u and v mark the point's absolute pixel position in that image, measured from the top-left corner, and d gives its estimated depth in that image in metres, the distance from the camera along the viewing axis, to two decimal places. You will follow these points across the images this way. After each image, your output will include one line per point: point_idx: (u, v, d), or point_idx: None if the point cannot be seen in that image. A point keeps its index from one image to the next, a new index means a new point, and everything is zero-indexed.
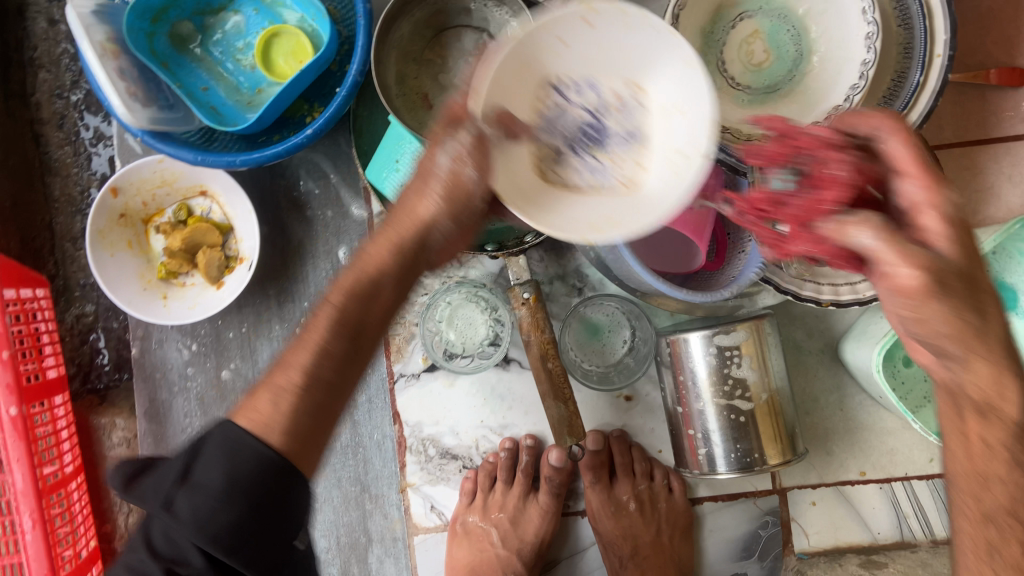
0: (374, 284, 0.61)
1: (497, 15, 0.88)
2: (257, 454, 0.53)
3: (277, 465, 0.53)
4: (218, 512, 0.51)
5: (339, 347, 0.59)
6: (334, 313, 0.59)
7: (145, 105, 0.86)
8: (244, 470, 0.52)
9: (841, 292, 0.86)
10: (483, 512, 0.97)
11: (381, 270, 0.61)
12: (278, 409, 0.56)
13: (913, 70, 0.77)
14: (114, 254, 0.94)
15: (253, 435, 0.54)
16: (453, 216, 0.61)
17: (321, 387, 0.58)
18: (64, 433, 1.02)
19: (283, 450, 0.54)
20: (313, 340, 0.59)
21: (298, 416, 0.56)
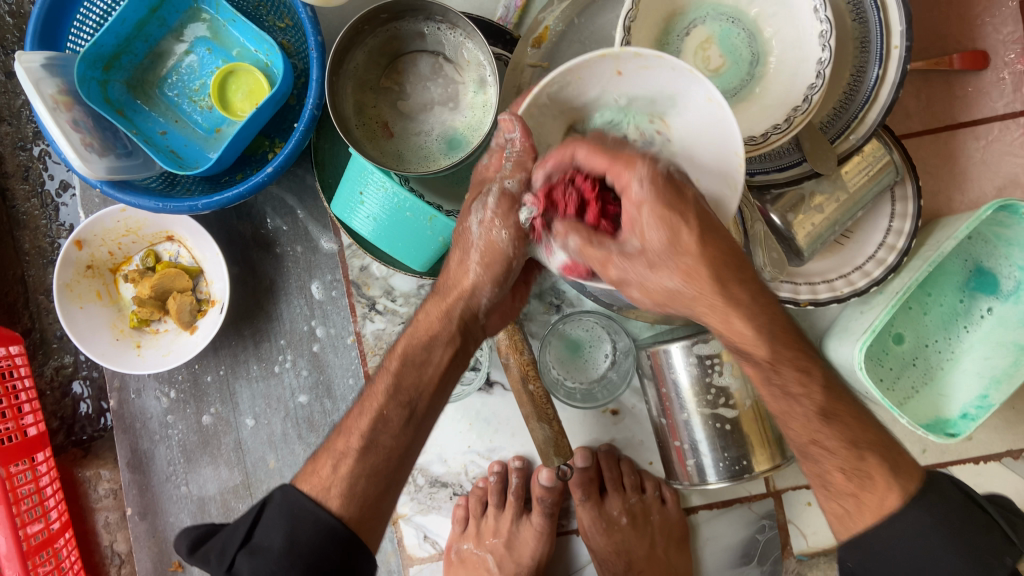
0: (424, 351, 0.73)
1: (450, 36, 0.87)
2: (318, 520, 0.63)
3: (332, 528, 0.63)
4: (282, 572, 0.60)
5: (398, 415, 0.70)
6: (392, 383, 0.71)
7: (101, 155, 0.84)
8: (305, 535, 0.62)
9: (817, 291, 0.87)
10: (477, 538, 0.95)
11: (432, 335, 0.73)
12: (338, 474, 0.66)
13: (871, 64, 0.76)
14: (83, 307, 0.93)
15: (313, 501, 0.64)
16: (494, 281, 0.74)
17: (380, 453, 0.68)
18: (48, 491, 0.99)
19: (341, 514, 0.64)
20: (373, 407, 0.70)
21: (357, 481, 0.66)
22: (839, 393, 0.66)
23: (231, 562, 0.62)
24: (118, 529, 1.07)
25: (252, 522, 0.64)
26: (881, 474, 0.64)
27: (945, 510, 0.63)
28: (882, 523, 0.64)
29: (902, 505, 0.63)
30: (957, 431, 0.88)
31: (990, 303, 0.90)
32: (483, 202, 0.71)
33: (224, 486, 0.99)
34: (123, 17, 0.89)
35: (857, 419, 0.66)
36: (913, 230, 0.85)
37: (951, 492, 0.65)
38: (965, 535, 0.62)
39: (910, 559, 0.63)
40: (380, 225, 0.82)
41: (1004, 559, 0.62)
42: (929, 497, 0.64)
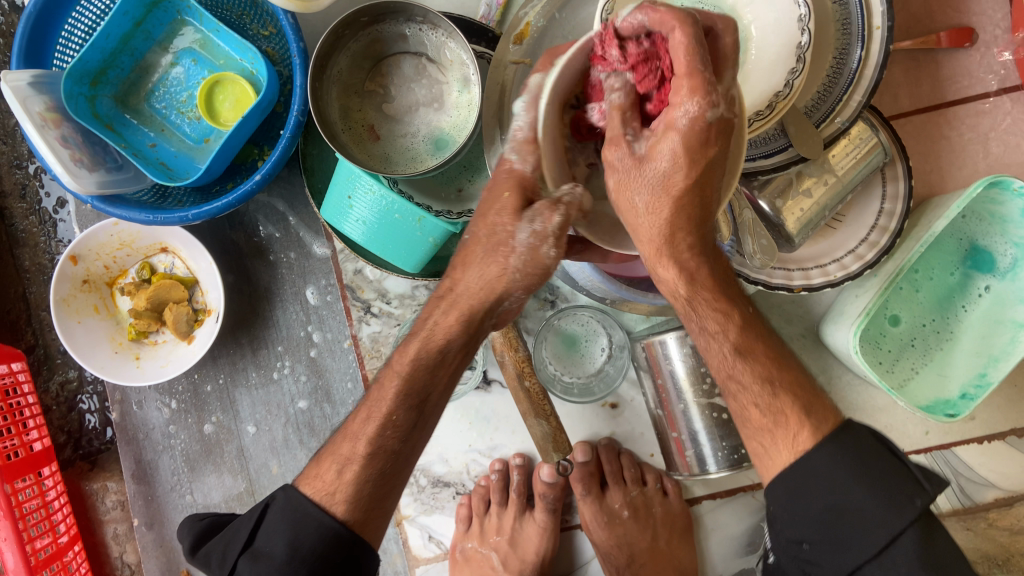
0: (441, 353, 0.67)
1: (432, 37, 0.86)
2: (322, 525, 0.65)
3: (334, 534, 0.64)
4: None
5: (406, 419, 0.67)
6: (402, 385, 0.67)
7: (91, 170, 0.85)
8: (308, 539, 0.64)
9: (811, 276, 0.86)
10: (481, 537, 0.95)
11: (450, 339, 0.66)
12: (342, 478, 0.66)
13: (854, 45, 0.76)
14: (81, 321, 0.94)
15: (317, 506, 0.66)
16: (528, 287, 0.65)
17: (383, 458, 0.67)
18: (55, 506, 1.00)
19: (346, 519, 0.65)
20: (368, 417, 0.68)
21: (361, 485, 0.66)
22: (755, 329, 0.66)
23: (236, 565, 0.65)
24: (127, 539, 1.08)
25: (255, 525, 0.67)
26: (792, 409, 0.63)
27: (858, 451, 0.61)
28: (798, 460, 0.62)
29: (813, 443, 0.62)
30: (957, 413, 0.88)
31: (988, 281, 0.89)
32: (542, 214, 0.60)
33: (228, 494, 0.99)
34: (107, 32, 0.89)
35: (770, 358, 0.66)
36: (905, 211, 0.84)
37: (865, 438, 0.62)
38: (877, 475, 0.59)
39: (823, 492, 0.60)
40: (371, 230, 0.82)
41: (914, 500, 0.58)
42: (839, 438, 0.61)
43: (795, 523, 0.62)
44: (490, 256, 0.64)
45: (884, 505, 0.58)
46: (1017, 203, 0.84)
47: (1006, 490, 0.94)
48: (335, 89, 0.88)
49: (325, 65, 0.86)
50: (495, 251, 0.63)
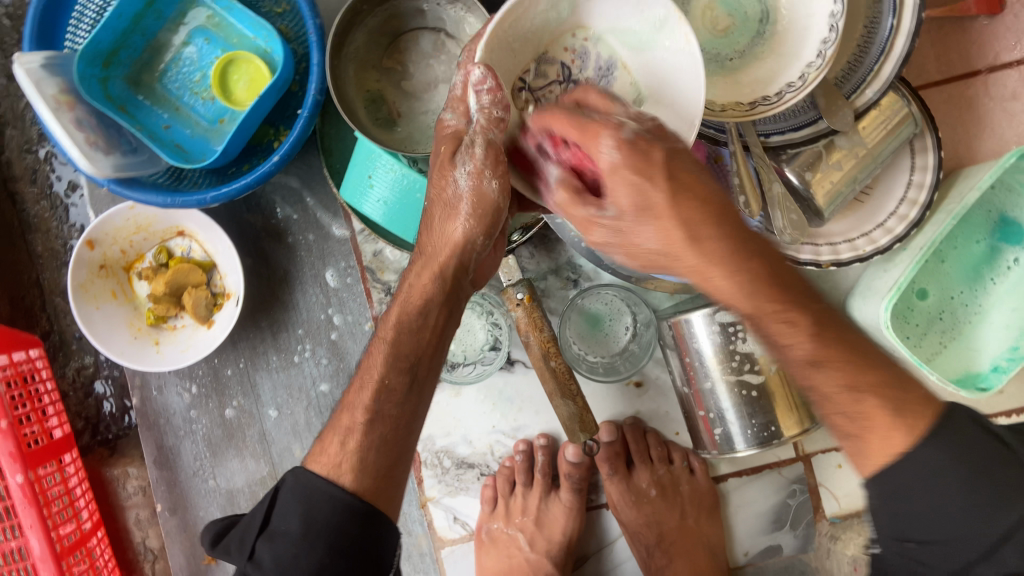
0: (420, 315, 0.70)
1: (452, 11, 0.86)
2: (334, 498, 0.63)
3: (349, 506, 0.63)
4: (302, 556, 0.60)
5: (401, 382, 0.69)
6: (391, 350, 0.69)
7: (107, 153, 0.84)
8: (322, 514, 0.62)
9: (839, 251, 0.85)
10: (506, 518, 0.95)
11: (427, 300, 0.70)
12: (346, 448, 0.66)
13: (886, 13, 0.74)
14: (99, 306, 0.93)
15: (327, 480, 0.64)
16: (486, 232, 0.68)
17: (387, 422, 0.68)
18: (78, 492, 0.99)
19: (355, 490, 0.64)
20: (374, 378, 0.69)
21: (368, 453, 0.66)
22: (831, 328, 0.54)
23: (253, 550, 0.63)
24: (150, 525, 1.07)
25: (269, 507, 0.64)
26: (883, 413, 0.53)
27: (963, 442, 0.52)
28: (897, 462, 0.53)
29: (910, 443, 0.52)
30: (989, 385, 0.87)
31: (1017, 253, 0.88)
32: (469, 153, 0.63)
33: (252, 478, 0.99)
34: (119, 12, 0.87)
35: (851, 357, 0.54)
36: (935, 182, 0.83)
37: (970, 427, 0.53)
38: (984, 467, 0.51)
39: (929, 498, 0.52)
40: (392, 210, 0.81)
41: None
42: (942, 434, 0.52)
43: (904, 517, 0.54)
44: (445, 210, 0.67)
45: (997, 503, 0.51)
46: None
47: None
48: (353, 68, 0.87)
49: (342, 44, 0.85)
50: (445, 186, 0.66)
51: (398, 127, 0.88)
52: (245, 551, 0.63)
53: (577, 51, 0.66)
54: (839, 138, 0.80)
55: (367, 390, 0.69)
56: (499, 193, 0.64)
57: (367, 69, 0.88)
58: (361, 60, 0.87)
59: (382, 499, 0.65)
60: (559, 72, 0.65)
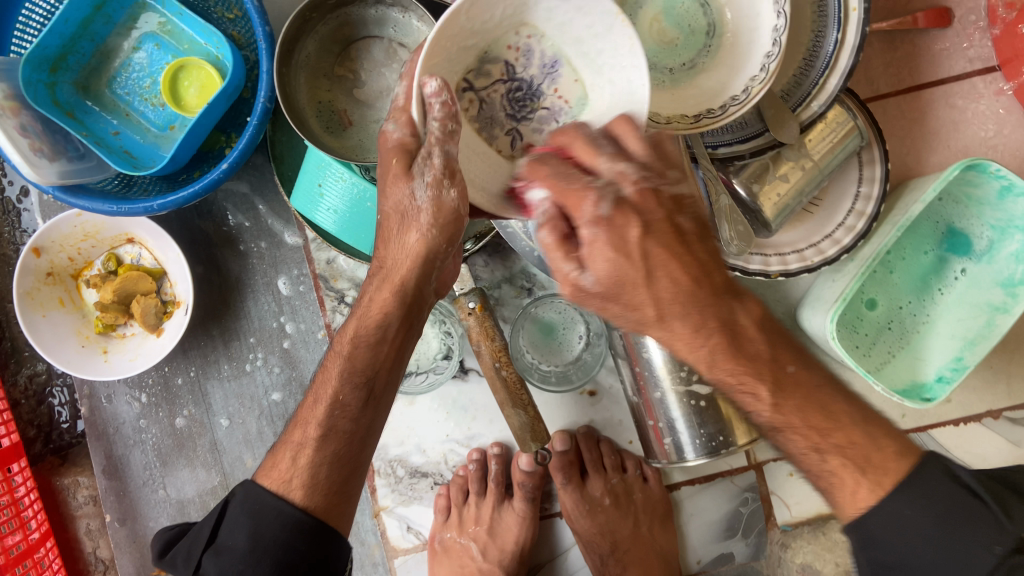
0: (379, 330, 0.67)
1: (403, 19, 0.85)
2: (281, 513, 0.66)
3: (297, 521, 0.65)
4: (247, 571, 0.64)
5: (355, 398, 0.68)
6: (345, 365, 0.68)
7: (51, 160, 0.83)
8: (268, 530, 0.65)
9: (788, 261, 0.86)
10: (459, 527, 0.95)
11: (385, 316, 0.66)
12: (298, 464, 0.68)
13: (830, 27, 0.75)
14: (46, 315, 0.91)
15: (274, 495, 0.67)
16: (449, 240, 0.62)
17: (339, 438, 0.68)
18: (26, 502, 0.97)
19: (306, 506, 0.66)
20: (329, 393, 0.68)
21: (318, 470, 0.67)
22: (794, 398, 0.57)
23: (199, 564, 0.67)
24: (101, 534, 1.05)
25: (217, 520, 0.68)
26: (847, 470, 0.57)
27: (935, 506, 0.56)
28: (865, 514, 0.57)
29: (874, 500, 0.57)
30: (934, 395, 0.87)
31: (964, 263, 0.89)
32: (426, 162, 0.57)
33: (202, 488, 0.98)
34: (66, 17, 0.86)
35: (805, 402, 0.57)
36: (882, 194, 0.84)
37: (939, 482, 0.56)
38: (951, 530, 0.55)
39: (898, 542, 0.56)
40: (342, 219, 0.80)
41: (993, 547, 0.54)
42: (905, 492, 0.56)
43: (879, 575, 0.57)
44: (399, 222, 0.62)
45: (966, 534, 0.55)
46: (994, 184, 0.83)
47: None
48: (303, 71, 0.86)
49: (291, 47, 0.84)
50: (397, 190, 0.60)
51: (347, 133, 0.87)
52: (190, 566, 0.68)
53: (521, 50, 0.60)
54: (786, 150, 0.80)
55: (321, 402, 0.69)
56: (460, 203, 0.59)
57: (317, 72, 0.87)
58: (311, 63, 0.87)
59: (334, 516, 0.68)
60: (502, 71, 0.60)
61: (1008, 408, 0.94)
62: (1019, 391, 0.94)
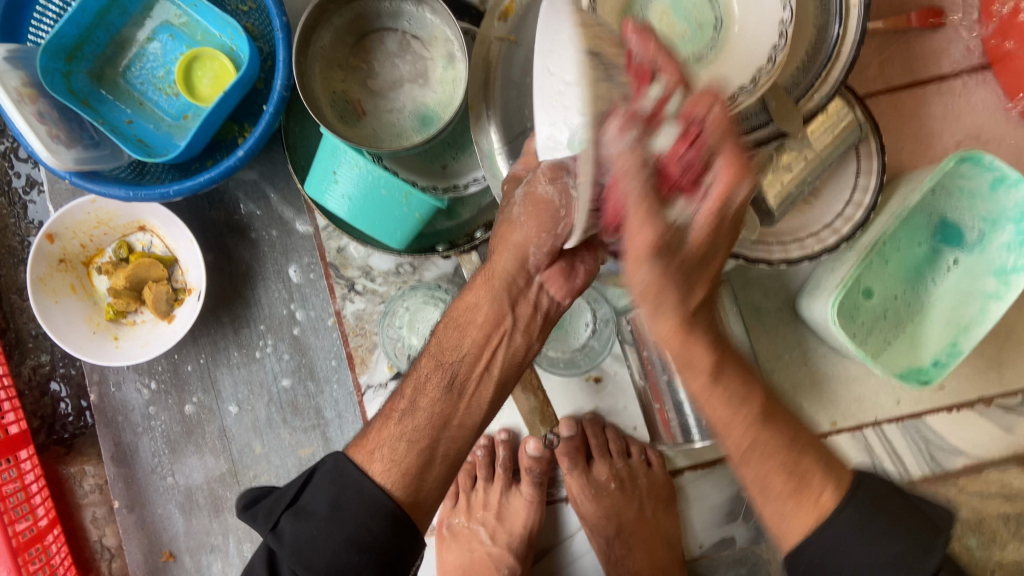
0: (469, 312, 0.74)
1: (417, 13, 0.87)
2: (363, 491, 0.67)
3: (380, 505, 0.66)
4: (321, 538, 0.65)
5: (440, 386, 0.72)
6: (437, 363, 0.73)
7: (68, 146, 0.84)
8: (350, 504, 0.66)
9: (789, 250, 0.88)
10: (468, 512, 0.98)
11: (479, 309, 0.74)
12: (382, 441, 0.70)
13: (831, 22, 0.78)
14: (58, 301, 0.92)
15: (359, 475, 0.68)
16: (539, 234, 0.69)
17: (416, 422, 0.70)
18: (34, 488, 0.98)
19: (384, 490, 0.67)
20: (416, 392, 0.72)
21: (401, 458, 0.69)
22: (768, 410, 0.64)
23: (277, 522, 0.67)
24: (107, 523, 1.05)
25: (302, 485, 0.68)
26: (788, 478, 0.62)
27: (877, 501, 0.62)
28: (818, 528, 0.61)
29: (834, 506, 0.62)
30: (930, 379, 0.90)
31: (956, 254, 0.93)
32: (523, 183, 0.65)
33: (210, 475, 0.98)
34: (83, 6, 0.87)
35: (788, 428, 0.64)
36: (879, 185, 0.87)
37: (874, 482, 0.64)
38: (902, 521, 0.61)
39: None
40: (356, 205, 0.82)
41: (940, 534, 0.61)
42: (858, 492, 0.62)
43: None
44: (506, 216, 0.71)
45: (909, 548, 0.60)
46: (987, 176, 0.87)
47: (974, 458, 0.97)
48: (317, 61, 0.88)
49: (310, 37, 0.86)
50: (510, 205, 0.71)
51: (363, 123, 0.89)
52: (269, 522, 0.68)
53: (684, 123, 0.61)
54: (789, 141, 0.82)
55: (405, 396, 0.73)
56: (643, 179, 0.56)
57: (334, 61, 0.89)
58: (328, 54, 0.88)
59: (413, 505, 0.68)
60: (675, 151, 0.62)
61: (999, 395, 0.97)
62: (1010, 379, 0.97)
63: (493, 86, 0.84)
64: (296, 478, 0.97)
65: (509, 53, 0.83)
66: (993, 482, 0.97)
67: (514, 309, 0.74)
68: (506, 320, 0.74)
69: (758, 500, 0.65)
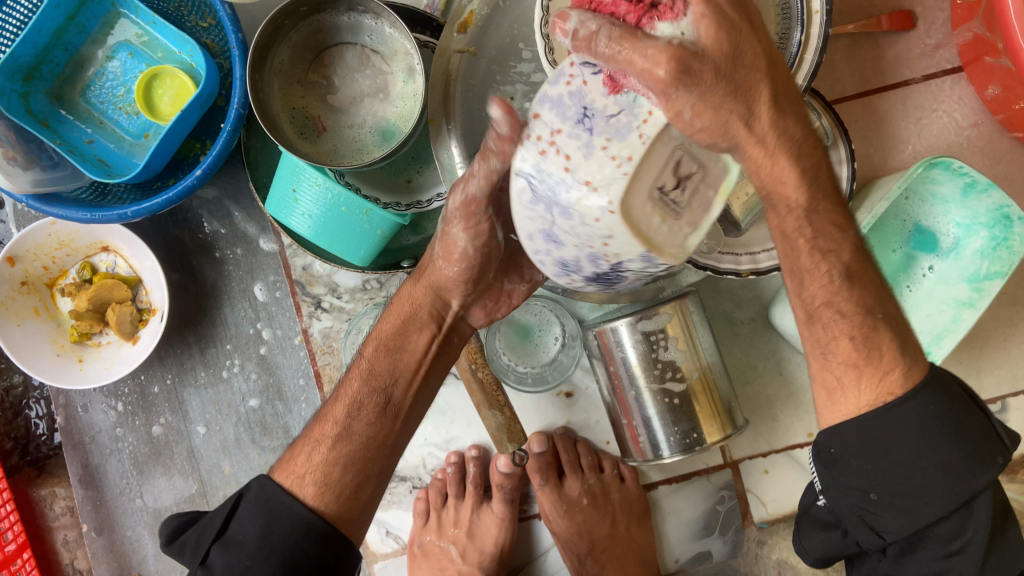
0: (397, 338, 0.73)
1: (376, 27, 0.86)
2: (294, 514, 0.66)
3: (309, 524, 0.66)
4: (254, 567, 0.63)
5: (372, 401, 0.71)
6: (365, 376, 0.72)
7: (25, 168, 0.83)
8: (279, 528, 0.65)
9: (759, 260, 0.86)
10: (438, 530, 0.95)
11: (411, 317, 0.74)
12: (312, 461, 0.69)
13: (794, 28, 0.76)
14: (20, 324, 0.91)
15: (288, 496, 0.67)
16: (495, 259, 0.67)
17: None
18: (1, 514, 0.96)
19: (318, 509, 0.67)
20: (349, 393, 0.72)
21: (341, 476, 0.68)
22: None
23: (207, 554, 0.66)
24: (78, 545, 1.04)
25: (229, 512, 0.67)
26: (860, 393, 0.62)
27: (953, 402, 0.60)
28: (879, 411, 0.61)
29: (906, 391, 0.61)
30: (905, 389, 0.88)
31: (931, 261, 0.91)
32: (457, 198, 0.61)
33: (179, 497, 0.97)
34: (39, 26, 0.87)
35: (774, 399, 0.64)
36: (849, 192, 0.85)
37: (953, 387, 0.62)
38: (961, 428, 0.60)
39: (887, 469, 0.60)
40: (316, 223, 0.81)
41: (996, 458, 0.60)
42: (934, 388, 0.60)
43: (867, 445, 0.61)
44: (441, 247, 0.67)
45: (963, 457, 0.59)
46: (956, 181, 0.85)
47: None
48: (274, 76, 0.87)
49: (264, 52, 0.84)
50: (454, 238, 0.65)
51: (322, 139, 0.88)
52: (200, 553, 0.67)
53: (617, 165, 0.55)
54: None
55: (335, 421, 0.71)
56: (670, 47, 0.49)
57: (293, 76, 0.88)
58: (286, 70, 0.88)
59: (347, 522, 0.68)
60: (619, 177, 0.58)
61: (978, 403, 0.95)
62: (989, 386, 0.95)
63: (454, 101, 0.82)
64: None
65: (469, 66, 0.82)
66: None
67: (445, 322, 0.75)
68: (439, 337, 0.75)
69: (817, 366, 0.66)
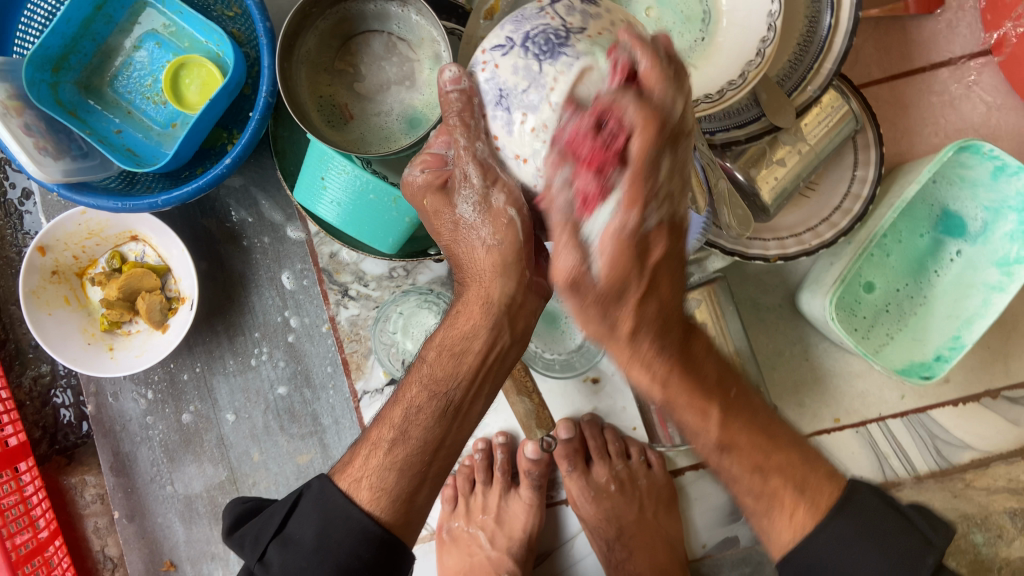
0: (464, 341, 0.69)
1: (401, 13, 0.86)
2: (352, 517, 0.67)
3: (366, 531, 0.66)
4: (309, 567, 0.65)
5: (433, 410, 0.69)
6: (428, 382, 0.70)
7: (56, 158, 0.83)
8: (337, 533, 0.66)
9: (787, 246, 0.87)
10: (467, 516, 0.97)
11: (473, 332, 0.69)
12: (368, 466, 0.69)
13: (824, 11, 0.75)
14: (52, 313, 0.92)
15: (346, 499, 0.68)
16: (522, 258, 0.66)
17: (412, 446, 0.69)
18: (34, 501, 0.97)
19: (377, 515, 0.67)
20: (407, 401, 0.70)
21: (389, 475, 0.68)
22: (739, 419, 0.63)
23: (264, 552, 0.68)
24: (109, 533, 1.05)
25: (289, 511, 0.69)
26: (787, 494, 0.62)
27: (868, 520, 0.61)
28: (802, 539, 0.62)
29: (815, 522, 0.62)
30: (933, 373, 0.89)
31: (959, 245, 0.90)
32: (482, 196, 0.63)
33: (209, 483, 0.98)
34: (68, 16, 0.87)
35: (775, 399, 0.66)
36: (877, 177, 0.85)
37: (870, 495, 0.63)
38: (884, 543, 0.60)
39: (842, 565, 0.60)
40: (345, 211, 0.81)
41: (926, 559, 0.59)
42: (847, 511, 0.62)
43: (795, 563, 0.63)
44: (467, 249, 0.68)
45: (893, 570, 0.59)
46: (987, 165, 0.84)
47: (982, 451, 0.95)
48: (301, 65, 0.87)
49: (292, 43, 0.84)
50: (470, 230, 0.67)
51: (350, 127, 0.89)
52: (257, 551, 0.69)
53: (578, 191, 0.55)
54: (782, 134, 0.82)
55: (394, 425, 0.70)
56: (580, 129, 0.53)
57: (320, 65, 0.88)
58: (313, 60, 0.88)
59: (403, 527, 0.68)
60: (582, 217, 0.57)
61: (1006, 387, 0.95)
62: (1017, 371, 0.95)
63: None
64: (295, 484, 0.97)
65: None
66: (1000, 476, 0.96)
67: (513, 329, 0.70)
68: (503, 341, 0.70)
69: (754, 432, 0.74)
